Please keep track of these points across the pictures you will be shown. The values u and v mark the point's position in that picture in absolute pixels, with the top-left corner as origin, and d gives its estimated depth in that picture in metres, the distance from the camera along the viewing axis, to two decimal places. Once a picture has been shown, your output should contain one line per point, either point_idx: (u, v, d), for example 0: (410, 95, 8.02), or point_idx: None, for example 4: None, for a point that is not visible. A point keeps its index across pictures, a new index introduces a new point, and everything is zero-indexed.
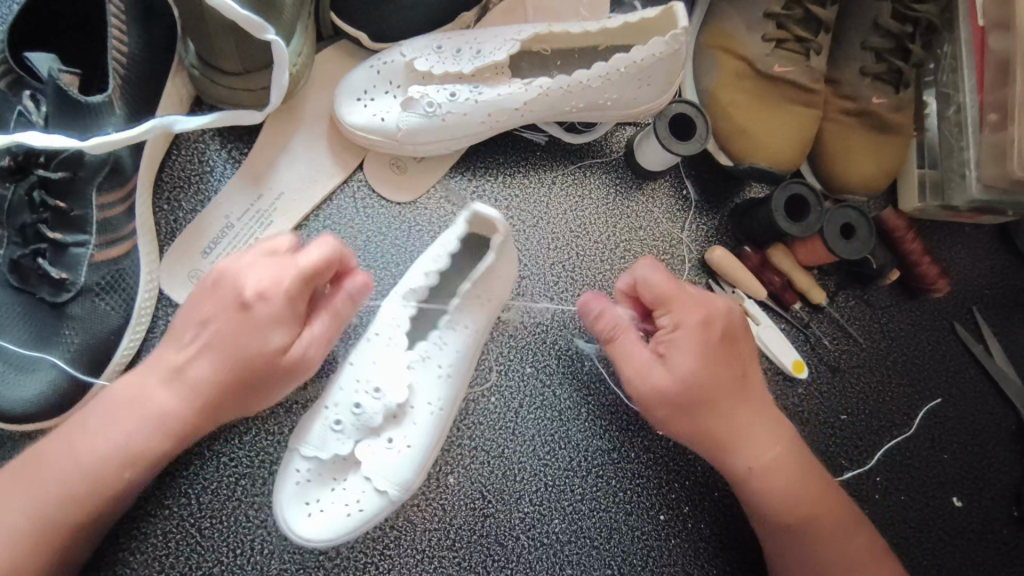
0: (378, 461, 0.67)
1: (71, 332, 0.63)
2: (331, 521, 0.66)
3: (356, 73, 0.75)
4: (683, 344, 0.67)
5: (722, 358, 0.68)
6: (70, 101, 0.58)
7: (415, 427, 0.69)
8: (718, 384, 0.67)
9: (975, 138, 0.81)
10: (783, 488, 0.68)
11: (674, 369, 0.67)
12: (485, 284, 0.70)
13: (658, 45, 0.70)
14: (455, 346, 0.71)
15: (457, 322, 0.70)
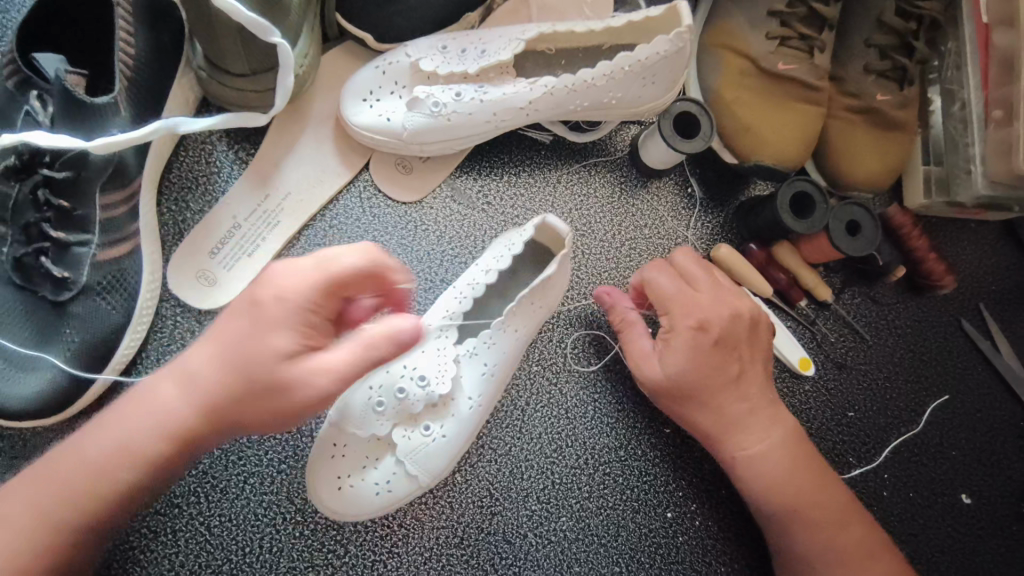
0: (416, 448, 0.68)
1: (72, 332, 0.64)
2: (362, 496, 0.68)
3: (361, 73, 0.75)
4: (676, 347, 0.70)
5: (715, 359, 0.70)
6: (78, 103, 0.59)
7: (453, 419, 0.70)
8: (709, 380, 0.69)
9: (981, 134, 0.81)
10: (776, 480, 0.69)
11: (666, 365, 0.70)
12: (538, 292, 0.71)
13: (662, 43, 0.71)
14: (500, 349, 0.71)
15: (501, 330, 0.71)
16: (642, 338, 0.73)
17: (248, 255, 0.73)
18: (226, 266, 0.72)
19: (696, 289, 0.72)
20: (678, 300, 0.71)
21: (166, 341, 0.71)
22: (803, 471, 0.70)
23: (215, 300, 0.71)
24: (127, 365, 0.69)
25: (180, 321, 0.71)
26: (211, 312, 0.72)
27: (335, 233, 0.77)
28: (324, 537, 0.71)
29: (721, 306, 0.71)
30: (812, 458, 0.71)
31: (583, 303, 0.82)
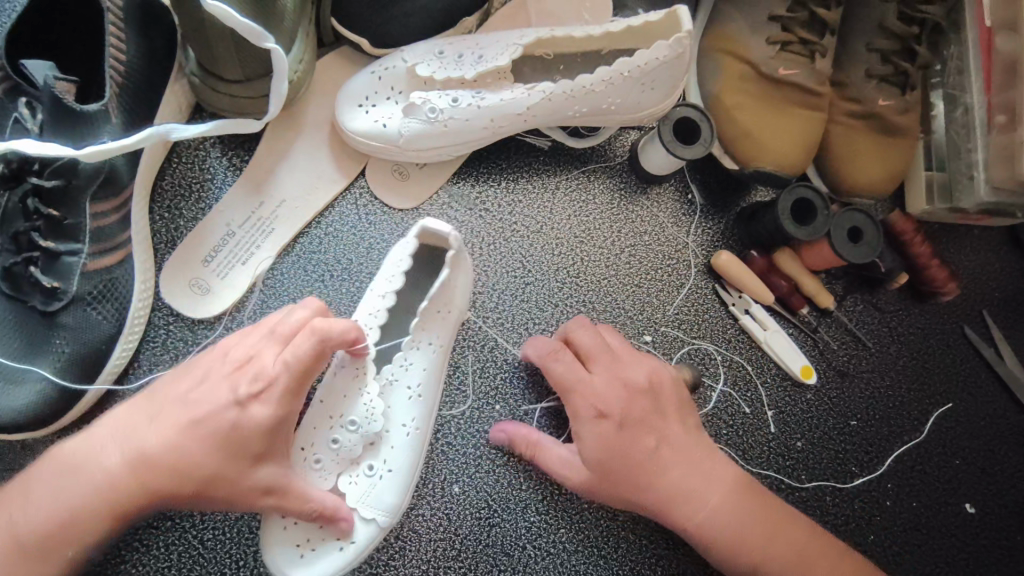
0: (365, 491, 0.67)
1: (62, 343, 0.63)
2: (324, 556, 0.66)
3: (357, 79, 0.74)
4: (586, 439, 0.66)
5: (625, 439, 0.66)
6: (67, 109, 0.58)
7: (393, 451, 0.68)
8: (623, 464, 0.66)
9: (984, 139, 0.80)
10: (735, 528, 0.66)
11: (583, 462, 0.67)
12: (435, 302, 0.69)
13: (661, 48, 0.70)
14: (420, 365, 0.70)
15: (417, 345, 0.69)
16: (557, 450, 0.69)
17: (242, 262, 0.72)
18: (221, 272, 0.72)
19: (590, 373, 0.69)
20: (586, 381, 0.68)
21: (159, 350, 0.70)
22: (754, 513, 0.66)
23: (210, 309, 0.71)
24: (120, 373, 0.68)
25: (173, 330, 0.70)
26: (205, 321, 0.71)
27: (331, 240, 0.76)
28: None
29: (616, 389, 0.68)
30: (758, 493, 0.68)
31: (581, 311, 0.81)
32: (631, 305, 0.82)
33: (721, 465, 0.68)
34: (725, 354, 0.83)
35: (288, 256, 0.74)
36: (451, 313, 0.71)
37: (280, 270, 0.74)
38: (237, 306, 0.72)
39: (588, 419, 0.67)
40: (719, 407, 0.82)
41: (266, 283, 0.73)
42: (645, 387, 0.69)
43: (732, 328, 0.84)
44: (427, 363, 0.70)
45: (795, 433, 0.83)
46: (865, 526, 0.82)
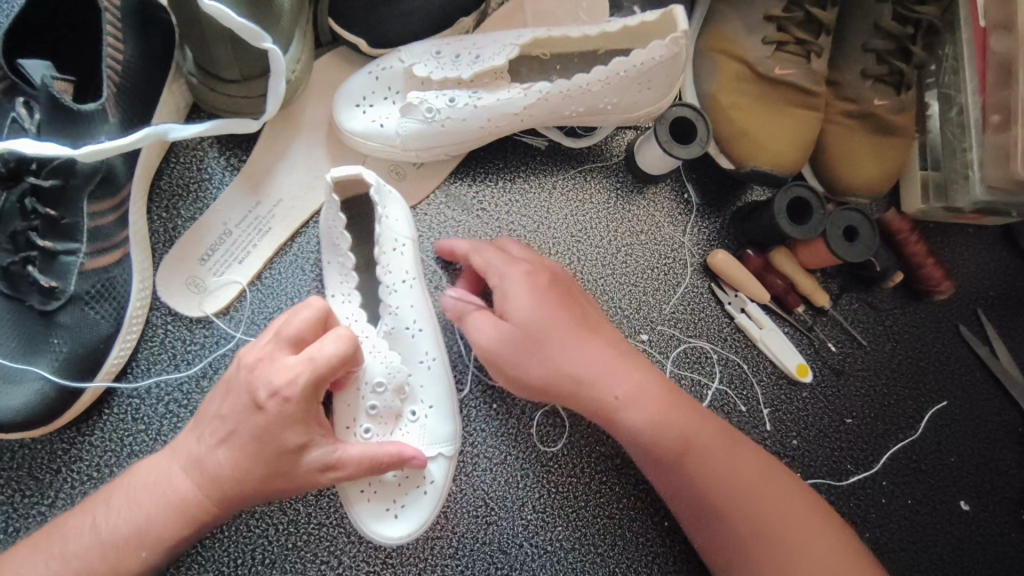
0: (419, 436, 0.69)
1: (59, 342, 0.63)
2: (417, 505, 0.69)
3: (355, 79, 0.74)
4: (517, 289, 0.69)
5: (554, 303, 0.69)
6: (65, 109, 0.58)
7: (426, 389, 0.70)
8: (553, 331, 0.68)
9: (978, 139, 0.81)
10: (654, 417, 0.67)
11: (517, 326, 0.68)
12: (386, 237, 0.69)
13: (656, 49, 0.70)
14: (411, 302, 0.70)
15: (401, 287, 0.69)
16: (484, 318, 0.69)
17: (238, 261, 0.72)
18: (217, 272, 0.72)
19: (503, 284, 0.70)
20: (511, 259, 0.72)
21: (156, 350, 0.70)
22: (676, 408, 0.68)
23: (206, 308, 0.71)
24: (118, 372, 0.68)
25: (171, 330, 0.71)
26: (202, 321, 0.71)
27: None
28: (316, 548, 0.70)
29: (545, 262, 0.73)
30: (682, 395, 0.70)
31: None
32: (628, 305, 0.83)
33: (645, 366, 0.70)
34: (721, 352, 0.83)
35: (284, 256, 0.74)
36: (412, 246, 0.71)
37: (276, 270, 0.74)
38: (234, 305, 0.72)
39: (522, 275, 0.70)
40: (715, 406, 0.82)
41: (263, 282, 0.74)
42: (574, 285, 0.74)
43: (727, 327, 0.84)
44: (418, 296, 0.71)
45: (790, 432, 0.84)
46: (861, 523, 0.83)
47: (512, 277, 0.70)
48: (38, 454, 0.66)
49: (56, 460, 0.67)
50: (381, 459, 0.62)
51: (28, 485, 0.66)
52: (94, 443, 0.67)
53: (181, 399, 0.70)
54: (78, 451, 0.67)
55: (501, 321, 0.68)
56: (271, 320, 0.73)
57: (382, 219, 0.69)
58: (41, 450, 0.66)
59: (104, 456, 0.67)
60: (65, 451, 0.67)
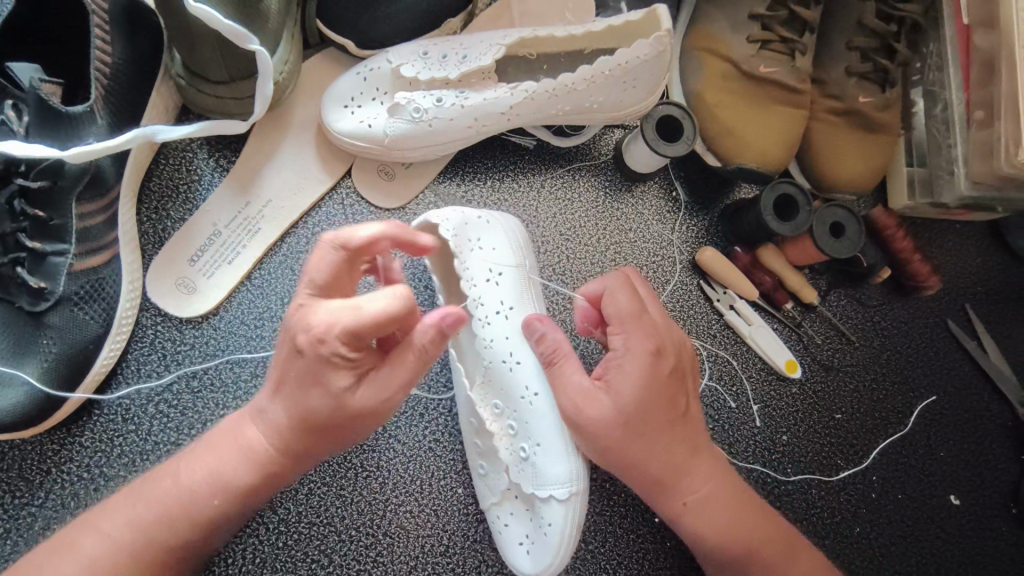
0: (532, 475, 0.66)
1: (48, 342, 0.63)
2: (541, 544, 0.66)
3: (343, 80, 0.75)
4: (628, 370, 0.62)
5: (662, 391, 0.63)
6: (52, 111, 0.59)
7: (533, 426, 0.67)
8: (654, 422, 0.62)
9: (963, 135, 0.82)
10: (704, 493, 0.65)
11: (611, 404, 0.62)
12: (478, 267, 0.70)
13: (643, 47, 0.70)
14: (507, 333, 0.69)
15: (495, 314, 0.69)
16: (579, 370, 0.64)
17: (228, 262, 0.73)
18: (207, 272, 0.72)
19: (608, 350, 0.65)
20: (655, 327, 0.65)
21: (146, 350, 0.70)
22: (714, 471, 0.66)
23: (196, 308, 0.72)
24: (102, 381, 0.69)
25: (161, 330, 0.71)
26: (192, 321, 0.72)
27: (318, 240, 0.76)
28: (307, 547, 0.70)
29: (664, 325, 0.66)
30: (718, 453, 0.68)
31: (569, 308, 0.81)
32: None
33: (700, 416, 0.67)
34: (710, 349, 0.84)
35: (274, 257, 0.75)
36: (509, 274, 0.71)
37: (267, 271, 0.75)
38: (224, 305, 0.73)
39: (643, 355, 0.63)
40: (706, 404, 0.83)
41: (253, 283, 0.74)
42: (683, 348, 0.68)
43: (717, 324, 0.85)
44: (514, 327, 0.69)
45: (780, 428, 0.84)
46: (851, 519, 0.83)
47: (630, 354, 0.63)
48: (27, 455, 0.67)
49: (45, 461, 0.67)
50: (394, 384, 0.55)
51: (17, 486, 0.66)
52: (83, 444, 0.68)
53: (172, 399, 0.70)
54: (67, 452, 0.67)
55: (593, 389, 0.63)
56: (261, 320, 0.74)
57: (475, 250, 0.70)
58: (31, 451, 0.67)
59: (94, 457, 0.68)
60: (55, 453, 0.67)
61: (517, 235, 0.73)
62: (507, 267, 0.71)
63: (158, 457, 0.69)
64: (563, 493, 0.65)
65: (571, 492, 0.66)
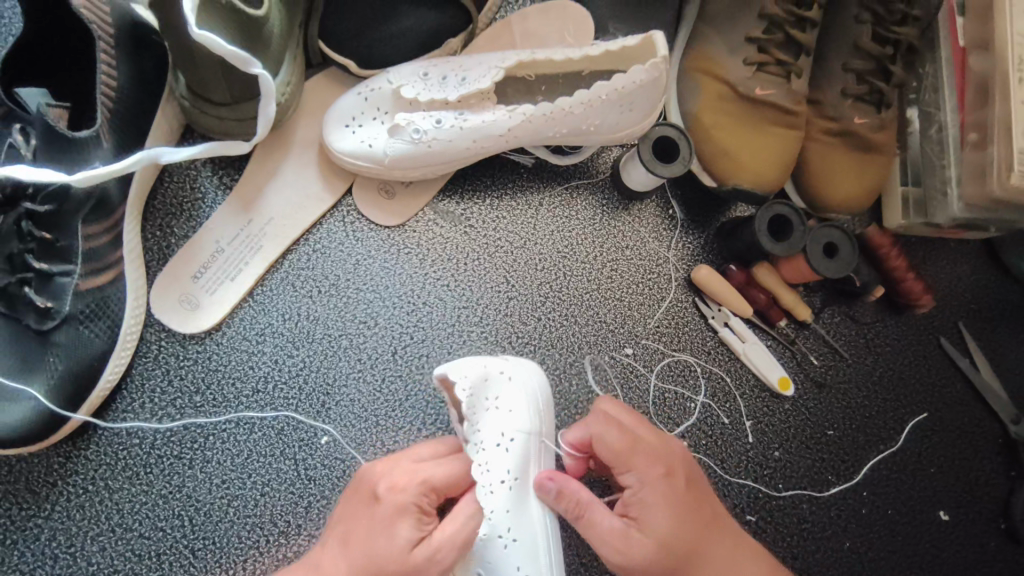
0: None
1: (54, 360, 0.65)
2: None
3: (344, 100, 0.76)
4: (651, 503, 0.63)
5: (689, 513, 0.64)
6: (58, 137, 0.60)
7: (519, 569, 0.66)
8: (688, 545, 0.63)
9: (956, 157, 0.82)
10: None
11: (644, 536, 0.63)
12: (489, 432, 0.68)
13: (638, 73, 0.71)
14: (506, 507, 0.67)
15: (497, 487, 0.66)
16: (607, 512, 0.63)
17: (231, 279, 0.74)
18: (210, 289, 0.74)
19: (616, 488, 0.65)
20: (659, 448, 0.66)
21: (151, 365, 0.72)
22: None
23: (199, 324, 0.73)
24: (103, 402, 0.70)
25: (165, 345, 0.73)
26: (195, 336, 0.73)
27: (319, 257, 0.78)
28: None
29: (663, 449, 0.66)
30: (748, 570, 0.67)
31: (564, 325, 0.83)
32: (613, 319, 0.84)
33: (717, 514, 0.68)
34: (705, 366, 0.85)
35: (276, 273, 0.76)
36: (521, 441, 0.68)
37: (269, 287, 0.76)
38: (227, 320, 0.74)
39: (656, 483, 0.64)
40: (699, 419, 0.84)
41: (255, 299, 0.76)
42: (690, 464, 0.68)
43: (711, 341, 0.86)
44: (515, 500, 0.67)
45: (773, 444, 0.85)
46: (841, 534, 0.84)
47: (647, 487, 0.64)
48: (34, 468, 0.68)
49: (52, 474, 0.68)
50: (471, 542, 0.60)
51: (24, 498, 0.67)
52: (89, 457, 0.69)
53: (175, 414, 0.72)
54: (73, 464, 0.69)
55: (624, 526, 0.63)
56: (263, 335, 0.75)
57: (490, 411, 0.68)
58: (38, 464, 0.68)
59: (100, 470, 0.69)
60: (62, 465, 0.69)
61: (539, 403, 0.70)
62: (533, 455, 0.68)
63: (161, 469, 0.71)
64: None
65: None
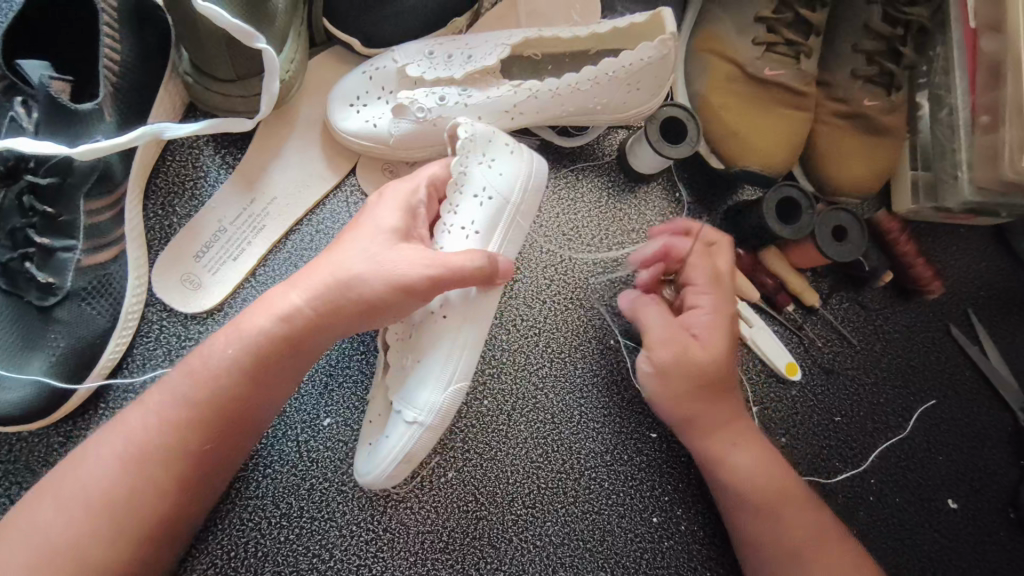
0: (405, 381, 0.67)
1: (56, 336, 0.64)
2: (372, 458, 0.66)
3: (348, 79, 0.76)
4: (704, 324, 0.71)
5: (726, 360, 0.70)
6: (62, 109, 0.59)
7: (425, 338, 0.67)
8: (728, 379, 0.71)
9: (967, 141, 0.82)
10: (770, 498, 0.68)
11: (700, 330, 0.71)
12: (476, 180, 0.68)
13: (647, 49, 0.71)
14: (473, 221, 0.68)
15: (457, 234, 0.67)
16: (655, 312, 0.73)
17: (232, 258, 0.74)
18: (212, 269, 0.73)
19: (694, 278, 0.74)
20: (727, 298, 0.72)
21: (151, 344, 0.71)
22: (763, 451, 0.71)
23: (202, 303, 0.72)
24: (104, 383, 0.69)
25: (165, 325, 0.72)
26: (197, 316, 0.72)
27: (322, 237, 0.77)
28: (308, 541, 0.71)
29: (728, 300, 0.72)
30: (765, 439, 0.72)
31: (569, 307, 0.82)
32: (618, 302, 0.83)
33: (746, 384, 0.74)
34: None
35: (278, 253, 0.75)
36: (502, 189, 0.69)
37: (271, 267, 0.75)
38: (229, 300, 0.73)
39: (721, 318, 0.71)
40: None
41: (257, 278, 0.75)
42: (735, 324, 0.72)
43: None
44: (480, 231, 0.68)
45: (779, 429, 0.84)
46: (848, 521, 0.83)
47: (709, 307, 0.72)
48: (35, 447, 0.68)
49: (52, 453, 0.68)
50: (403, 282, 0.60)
51: (25, 477, 0.67)
52: (90, 436, 0.69)
53: None
54: (74, 444, 0.68)
55: (675, 326, 0.72)
56: None
57: (482, 164, 0.69)
58: (39, 443, 0.68)
59: None
60: (62, 444, 0.68)
61: (533, 178, 0.70)
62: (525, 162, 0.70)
63: None
64: (413, 416, 0.65)
65: (420, 418, 0.65)
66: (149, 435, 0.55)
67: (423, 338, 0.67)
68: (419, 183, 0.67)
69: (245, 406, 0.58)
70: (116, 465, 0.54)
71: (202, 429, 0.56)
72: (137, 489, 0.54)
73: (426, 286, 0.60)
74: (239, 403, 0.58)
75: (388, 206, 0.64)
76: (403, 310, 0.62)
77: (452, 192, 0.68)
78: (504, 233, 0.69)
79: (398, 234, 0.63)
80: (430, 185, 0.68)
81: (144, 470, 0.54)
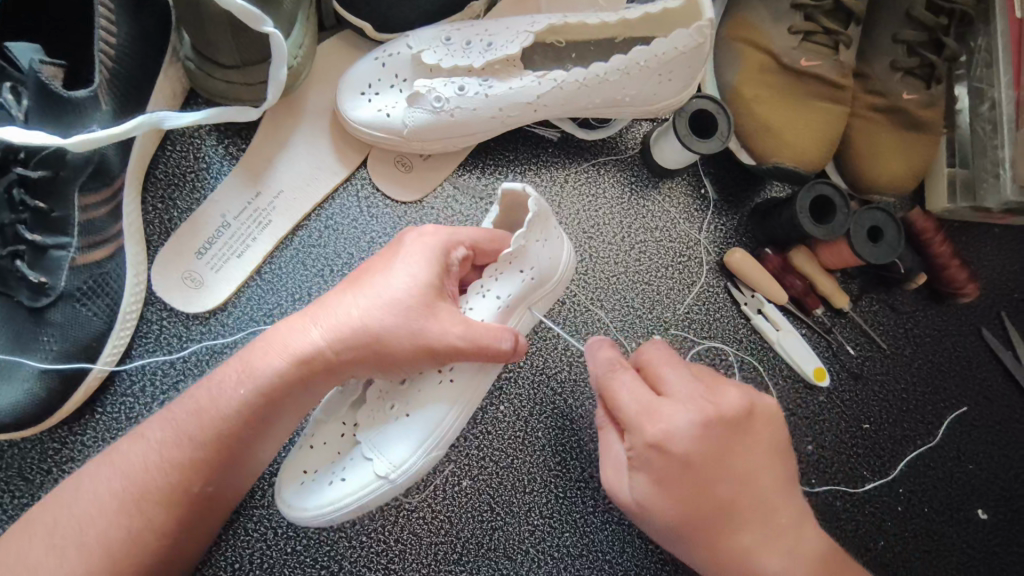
0: (379, 429, 0.62)
1: (49, 339, 0.60)
2: (315, 494, 0.61)
3: (360, 65, 0.71)
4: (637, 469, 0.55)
5: (682, 492, 0.54)
6: (50, 95, 0.55)
7: (421, 394, 0.62)
8: (705, 519, 0.54)
9: (1010, 137, 0.77)
10: None
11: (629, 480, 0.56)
12: (528, 258, 0.62)
13: (681, 37, 0.67)
14: (503, 302, 0.62)
15: (490, 301, 0.62)
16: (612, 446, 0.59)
17: (237, 255, 0.70)
18: (214, 266, 0.69)
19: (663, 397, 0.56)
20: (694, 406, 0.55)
21: (151, 346, 0.67)
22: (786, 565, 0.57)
23: (204, 302, 0.68)
24: (102, 386, 0.65)
25: (166, 325, 0.68)
26: (199, 317, 0.68)
27: (331, 234, 0.73)
28: (316, 553, 0.68)
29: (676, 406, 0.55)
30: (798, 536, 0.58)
31: (589, 308, 0.78)
32: (640, 304, 0.80)
33: (778, 487, 0.57)
34: (737, 354, 0.81)
35: (285, 250, 0.71)
36: (541, 276, 0.64)
37: (278, 264, 0.71)
38: (233, 300, 0.70)
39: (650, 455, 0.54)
40: None
41: (263, 276, 0.71)
42: (719, 432, 0.54)
43: (743, 328, 0.81)
44: (504, 315, 0.63)
45: (805, 437, 0.81)
46: (875, 532, 0.80)
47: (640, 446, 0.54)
48: (28, 454, 0.64)
49: (47, 460, 0.64)
50: (431, 349, 0.56)
51: (19, 486, 0.63)
52: (87, 442, 0.65)
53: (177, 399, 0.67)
54: (69, 451, 0.64)
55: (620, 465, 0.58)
56: (271, 316, 0.70)
57: (538, 243, 0.62)
58: (33, 450, 0.64)
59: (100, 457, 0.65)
60: (57, 451, 0.64)
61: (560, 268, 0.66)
62: (562, 252, 0.66)
63: None
64: (386, 472, 0.61)
65: (387, 479, 0.61)
66: (149, 471, 0.53)
67: (412, 385, 0.62)
68: (460, 240, 0.60)
69: (242, 444, 0.55)
70: (114, 505, 0.52)
71: (192, 458, 0.53)
72: (138, 533, 0.52)
73: (450, 353, 0.57)
74: (237, 435, 0.55)
75: (417, 256, 0.58)
76: (406, 370, 0.59)
77: (495, 270, 0.62)
78: (526, 311, 0.66)
79: (432, 292, 0.57)
80: (471, 247, 0.61)
81: (141, 512, 0.52)
